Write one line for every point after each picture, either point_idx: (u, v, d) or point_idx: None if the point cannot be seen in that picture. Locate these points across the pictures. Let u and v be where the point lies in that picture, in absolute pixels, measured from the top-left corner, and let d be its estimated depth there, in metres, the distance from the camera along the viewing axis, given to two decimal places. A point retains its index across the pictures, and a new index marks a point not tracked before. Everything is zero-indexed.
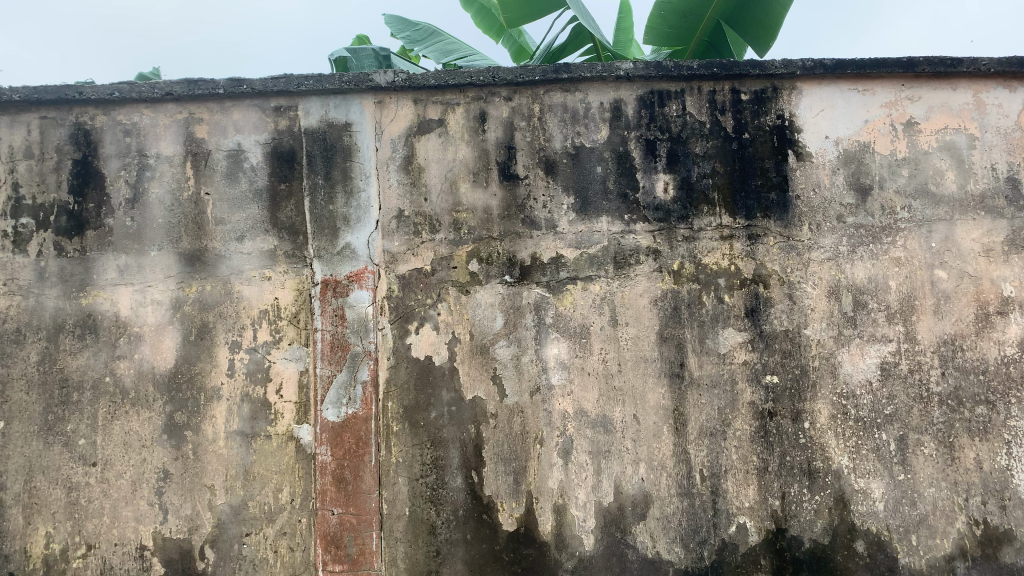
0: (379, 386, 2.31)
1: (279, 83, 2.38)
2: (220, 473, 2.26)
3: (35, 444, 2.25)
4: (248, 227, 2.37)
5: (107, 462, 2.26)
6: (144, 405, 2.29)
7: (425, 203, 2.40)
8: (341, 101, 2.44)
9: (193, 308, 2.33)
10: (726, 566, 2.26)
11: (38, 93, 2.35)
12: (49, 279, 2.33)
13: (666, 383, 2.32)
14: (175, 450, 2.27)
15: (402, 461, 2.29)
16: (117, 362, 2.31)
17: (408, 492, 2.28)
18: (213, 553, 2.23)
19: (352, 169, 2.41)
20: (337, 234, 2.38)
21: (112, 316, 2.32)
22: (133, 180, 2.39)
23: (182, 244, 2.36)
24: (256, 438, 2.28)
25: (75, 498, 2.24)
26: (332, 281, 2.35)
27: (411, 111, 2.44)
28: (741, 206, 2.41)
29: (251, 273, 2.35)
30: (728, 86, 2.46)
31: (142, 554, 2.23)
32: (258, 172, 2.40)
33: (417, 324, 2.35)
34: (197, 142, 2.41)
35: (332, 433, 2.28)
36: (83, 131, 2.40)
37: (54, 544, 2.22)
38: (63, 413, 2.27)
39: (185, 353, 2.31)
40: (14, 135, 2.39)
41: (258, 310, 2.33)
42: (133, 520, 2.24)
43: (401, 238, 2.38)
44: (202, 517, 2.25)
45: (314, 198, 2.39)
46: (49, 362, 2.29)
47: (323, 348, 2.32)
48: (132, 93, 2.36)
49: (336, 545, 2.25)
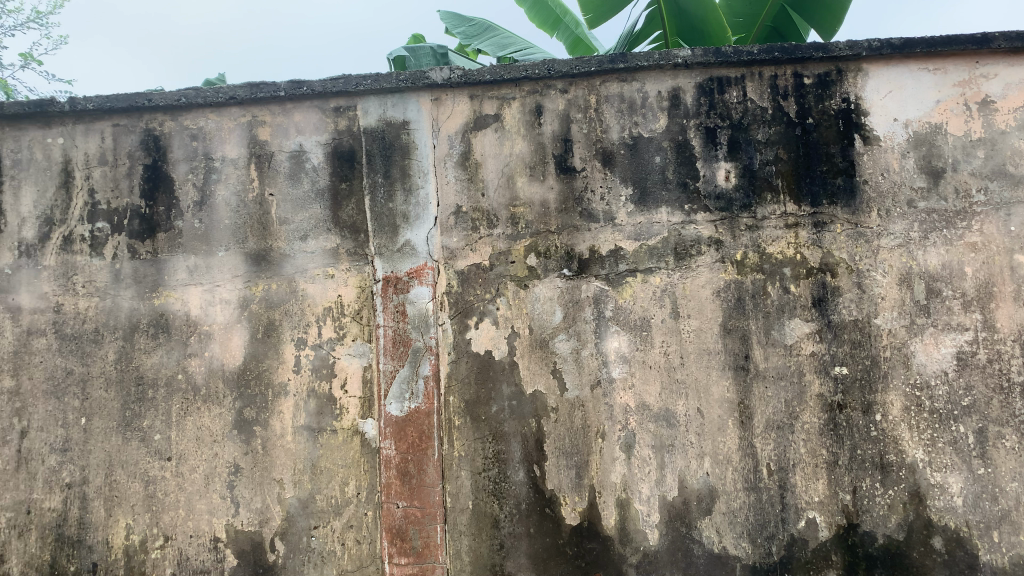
0: (440, 380, 2.33)
1: (338, 83, 2.41)
2: (289, 467, 2.32)
3: (114, 440, 2.34)
4: (311, 226, 2.42)
5: (181, 457, 2.33)
6: (215, 401, 2.35)
7: (483, 198, 2.41)
8: (398, 100, 2.46)
9: (260, 306, 2.39)
10: (795, 563, 2.20)
11: (109, 101, 2.44)
12: (124, 281, 2.41)
13: (730, 376, 2.28)
14: (245, 444, 2.33)
15: (464, 455, 2.30)
16: (189, 359, 2.38)
17: (471, 486, 2.29)
18: (282, 545, 2.28)
19: (410, 166, 2.43)
20: (397, 231, 2.41)
21: (183, 315, 2.40)
22: (200, 183, 2.46)
23: (248, 244, 2.42)
24: (322, 432, 2.33)
25: (152, 491, 2.32)
26: (392, 277, 2.38)
27: (467, 107, 2.45)
28: (806, 192, 2.34)
29: (315, 271, 2.39)
30: (791, 70, 2.40)
31: (216, 546, 2.29)
32: (319, 172, 2.44)
33: (476, 319, 2.35)
34: (261, 144, 2.46)
35: (395, 427, 2.31)
36: (153, 137, 2.48)
37: (134, 535, 2.30)
38: (139, 410, 2.36)
39: (254, 350, 2.37)
40: (90, 143, 2.48)
41: (322, 307, 2.38)
42: (207, 513, 2.31)
43: (460, 234, 2.39)
44: (272, 509, 2.30)
45: (374, 196, 2.42)
46: (126, 361, 2.38)
47: (385, 343, 2.35)
48: (198, 98, 2.44)
49: (401, 537, 2.28)
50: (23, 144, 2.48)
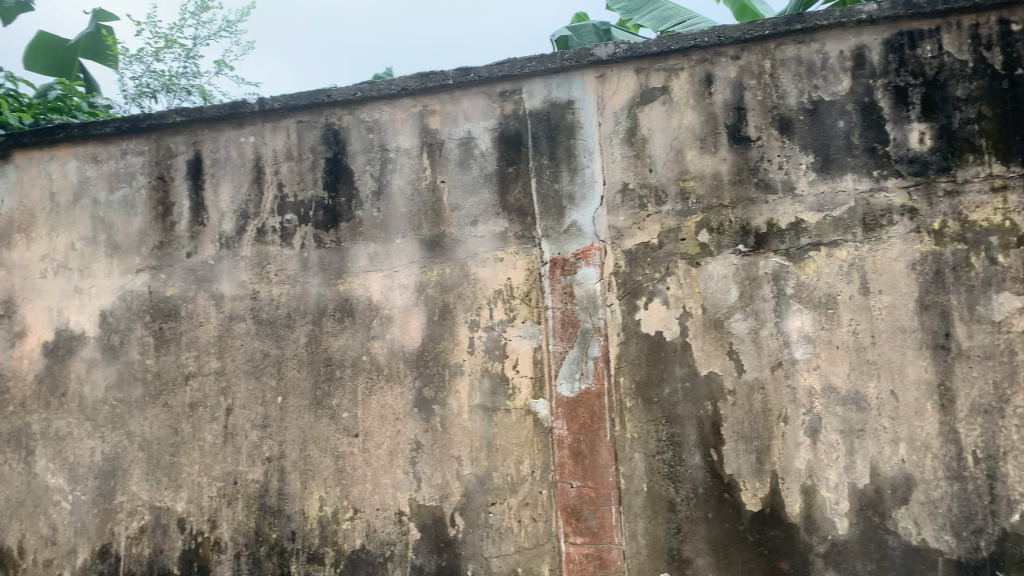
0: (611, 361, 2.31)
1: (503, 68, 2.45)
2: (466, 444, 2.38)
3: (307, 417, 2.49)
4: (480, 210, 2.46)
5: (367, 434, 2.45)
6: (396, 380, 2.46)
7: (651, 174, 2.35)
8: (563, 79, 2.45)
9: (435, 290, 2.46)
10: (1008, 560, 2.01)
11: (294, 100, 2.61)
12: (311, 268, 2.57)
13: (928, 356, 2.10)
14: (425, 423, 2.42)
15: (637, 437, 2.27)
16: (371, 341, 2.49)
17: (645, 469, 2.26)
18: (462, 520, 2.35)
19: (576, 146, 2.42)
20: (563, 213, 2.40)
21: (365, 300, 2.51)
22: (376, 174, 2.57)
23: (422, 230, 2.50)
24: (497, 412, 2.37)
25: (342, 465, 2.45)
26: (560, 259, 2.38)
27: (633, 82, 2.39)
28: (1016, 152, 2.11)
29: (484, 255, 2.44)
30: (995, 17, 2.17)
31: (401, 519, 2.39)
32: (487, 157, 2.48)
33: (647, 299, 2.31)
34: (431, 133, 2.53)
35: (567, 408, 2.32)
36: (333, 131, 2.62)
37: (327, 506, 2.44)
38: (328, 388, 2.50)
39: (430, 332, 2.45)
40: (278, 140, 2.65)
41: (492, 290, 2.42)
42: (391, 487, 2.41)
43: (628, 212, 2.35)
44: (451, 485, 2.38)
45: (540, 178, 2.43)
46: (316, 343, 2.53)
47: (554, 325, 2.36)
48: (372, 92, 2.55)
49: (576, 517, 2.28)
50: (221, 144, 2.70)
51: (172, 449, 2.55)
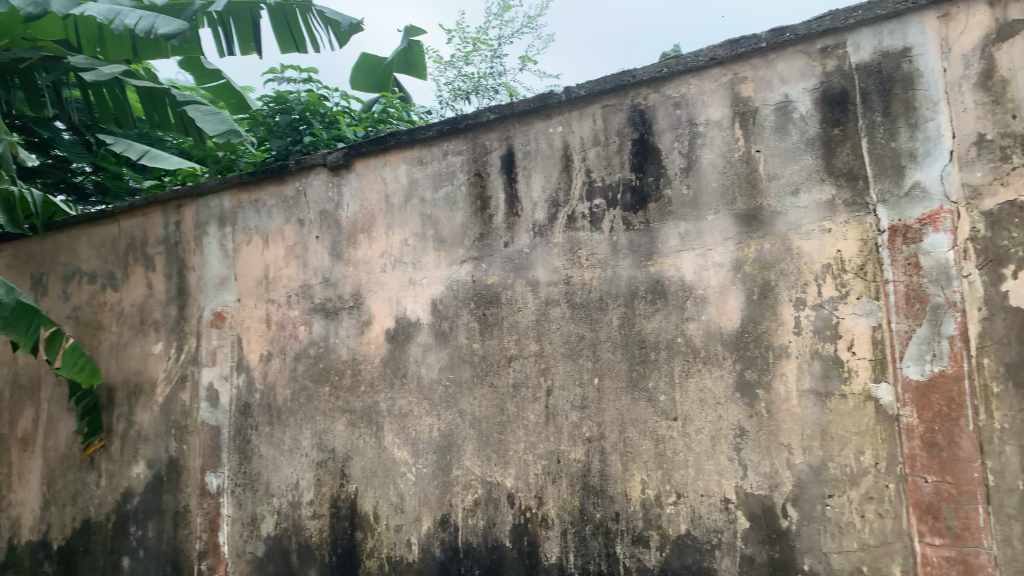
0: (971, 340, 2.03)
1: (825, 21, 2.26)
2: (796, 431, 2.23)
3: (625, 400, 2.50)
4: (802, 179, 2.29)
5: (687, 417, 2.39)
6: (715, 362, 2.37)
7: (1014, 121, 2.03)
8: (896, 25, 2.20)
9: (754, 267, 2.34)
10: None
11: (599, 85, 2.63)
12: (622, 251, 2.56)
13: None
14: (749, 407, 2.30)
15: (1008, 426, 1.97)
16: (687, 323, 2.43)
17: (1021, 464, 1.95)
18: (795, 511, 2.20)
19: (915, 98, 2.16)
20: (902, 173, 2.15)
21: (679, 281, 2.46)
22: (686, 150, 2.50)
23: (737, 205, 2.39)
24: (830, 397, 2.19)
25: (662, 449, 2.41)
26: (901, 226, 2.13)
27: (986, 17, 2.09)
28: None
29: (809, 226, 2.27)
30: None
31: (727, 507, 2.30)
32: (809, 121, 2.30)
33: (1014, 267, 1.99)
34: (744, 101, 2.41)
35: (916, 393, 2.07)
36: (638, 112, 2.59)
37: (649, 489, 2.42)
38: (645, 371, 2.48)
39: (750, 312, 2.33)
40: (584, 126, 2.69)
41: (821, 264, 2.23)
42: (715, 473, 2.33)
43: (984, 168, 2.05)
44: (781, 474, 2.24)
45: (873, 137, 2.21)
46: (630, 326, 2.52)
47: (897, 300, 2.12)
48: (680, 66, 2.50)
49: (933, 515, 2.03)
50: (531, 136, 2.80)
51: (499, 428, 2.70)
